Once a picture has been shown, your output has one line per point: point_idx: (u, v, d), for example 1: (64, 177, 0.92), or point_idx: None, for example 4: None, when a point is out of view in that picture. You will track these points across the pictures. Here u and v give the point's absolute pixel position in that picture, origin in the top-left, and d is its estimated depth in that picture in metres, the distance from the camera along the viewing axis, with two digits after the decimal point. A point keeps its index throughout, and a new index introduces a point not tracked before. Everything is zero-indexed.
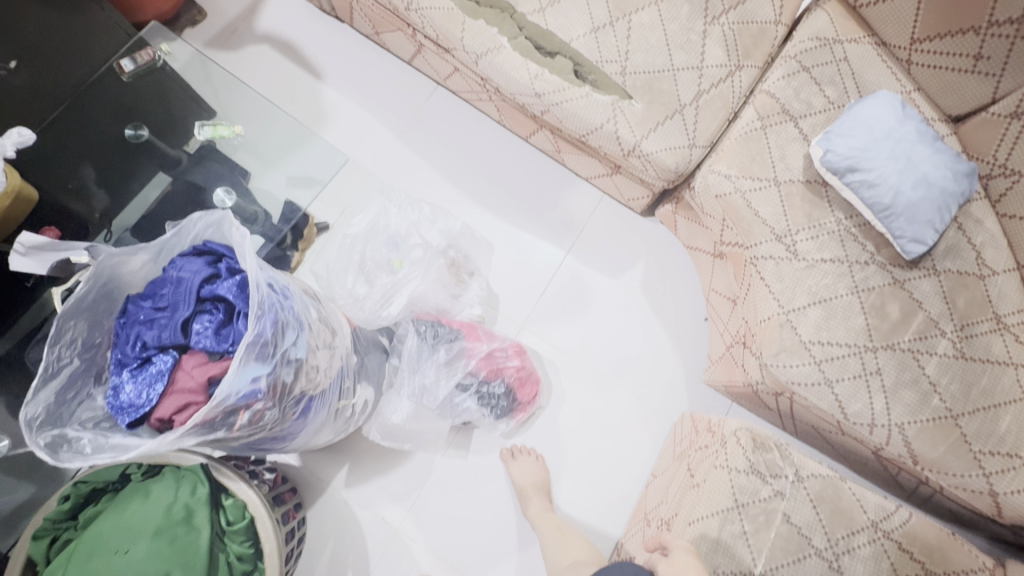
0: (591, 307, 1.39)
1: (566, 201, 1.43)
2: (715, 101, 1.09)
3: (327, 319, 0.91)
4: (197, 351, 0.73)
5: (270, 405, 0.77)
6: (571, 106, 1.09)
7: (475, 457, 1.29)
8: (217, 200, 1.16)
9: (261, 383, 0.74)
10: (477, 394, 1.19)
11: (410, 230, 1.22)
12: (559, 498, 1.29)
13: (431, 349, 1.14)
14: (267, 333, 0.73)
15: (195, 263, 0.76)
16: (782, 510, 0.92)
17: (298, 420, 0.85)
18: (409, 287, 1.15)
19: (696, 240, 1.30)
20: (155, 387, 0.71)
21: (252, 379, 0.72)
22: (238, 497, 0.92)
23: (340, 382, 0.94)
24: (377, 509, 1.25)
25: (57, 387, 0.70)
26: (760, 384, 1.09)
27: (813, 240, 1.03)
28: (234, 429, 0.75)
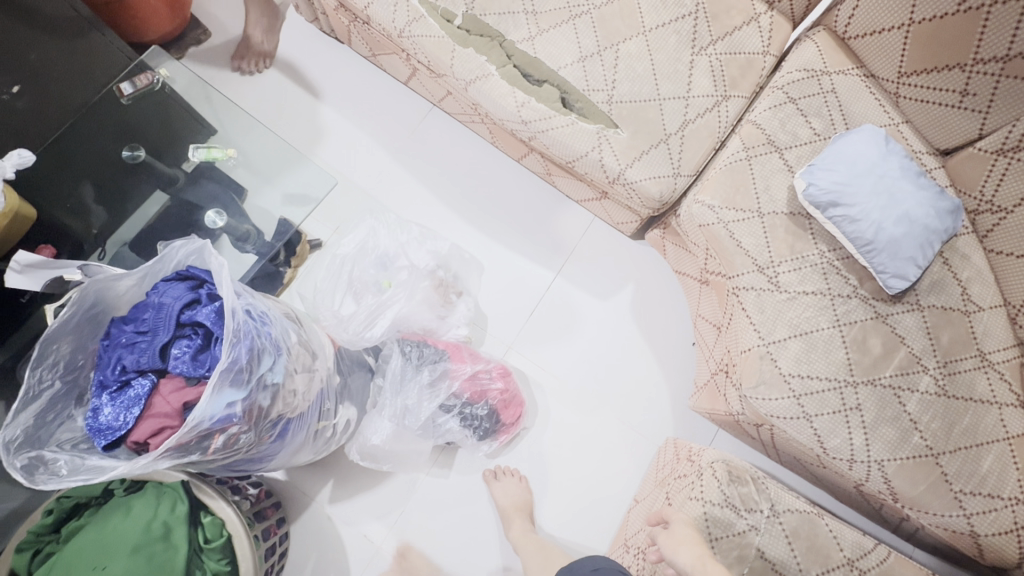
0: (579, 329, 1.40)
1: (556, 222, 1.44)
2: (701, 130, 1.10)
3: (308, 343, 0.93)
4: (175, 376, 0.75)
5: (245, 428, 0.78)
6: (557, 134, 1.10)
7: (459, 476, 1.30)
8: (208, 221, 1.20)
9: (236, 407, 0.76)
10: (460, 415, 1.19)
11: (399, 251, 1.24)
12: (542, 521, 1.29)
13: (415, 369, 1.15)
14: (243, 359, 0.75)
15: (176, 288, 0.79)
16: (756, 545, 0.92)
17: (276, 442, 0.87)
18: (394, 308, 1.16)
19: (684, 266, 1.30)
20: (132, 410, 0.73)
21: (228, 404, 0.74)
22: (217, 515, 0.93)
23: (320, 403, 0.96)
24: (360, 526, 1.26)
25: (37, 409, 0.72)
26: (741, 414, 1.08)
27: (796, 272, 1.03)
28: (209, 452, 0.76)
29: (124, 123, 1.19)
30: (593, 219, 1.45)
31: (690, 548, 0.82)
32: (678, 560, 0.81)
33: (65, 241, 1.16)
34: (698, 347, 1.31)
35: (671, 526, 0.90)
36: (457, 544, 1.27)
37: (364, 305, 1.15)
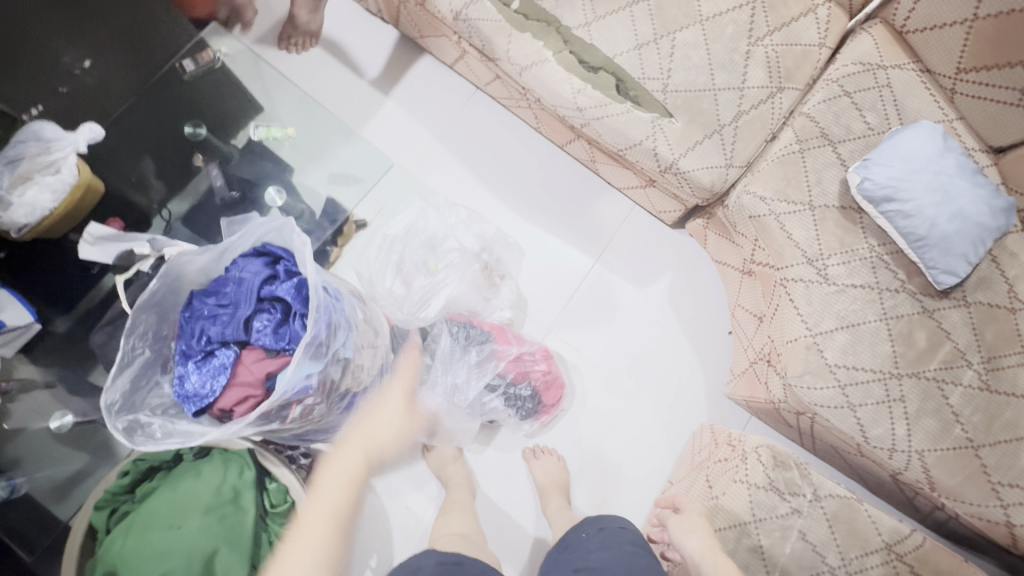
0: (617, 314, 1.42)
1: (598, 209, 1.46)
2: (755, 122, 1.11)
3: (372, 321, 0.97)
4: (257, 347, 0.79)
5: (319, 400, 0.82)
6: (612, 122, 1.11)
7: (498, 454, 1.35)
8: (268, 198, 1.25)
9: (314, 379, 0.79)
10: (504, 395, 1.23)
11: (447, 234, 1.26)
12: (577, 500, 1.33)
13: (463, 349, 1.18)
14: (322, 334, 0.78)
15: (255, 264, 0.82)
16: (798, 527, 0.96)
17: (342, 414, 0.91)
18: (445, 290, 1.21)
19: (725, 256, 1.32)
20: (218, 379, 0.77)
21: (307, 375, 0.78)
22: (281, 482, 0.98)
23: (380, 379, 0.99)
24: (402, 498, 1.31)
25: (131, 374, 0.75)
26: (783, 402, 1.11)
27: (845, 265, 1.05)
28: (287, 421, 0.80)
29: (183, 100, 1.21)
30: (634, 207, 1.46)
31: (700, 536, 0.90)
32: (687, 545, 0.90)
33: (131, 213, 1.20)
34: (735, 337, 1.34)
35: (682, 513, 0.97)
36: (496, 517, 1.32)
37: (415, 283, 1.20)
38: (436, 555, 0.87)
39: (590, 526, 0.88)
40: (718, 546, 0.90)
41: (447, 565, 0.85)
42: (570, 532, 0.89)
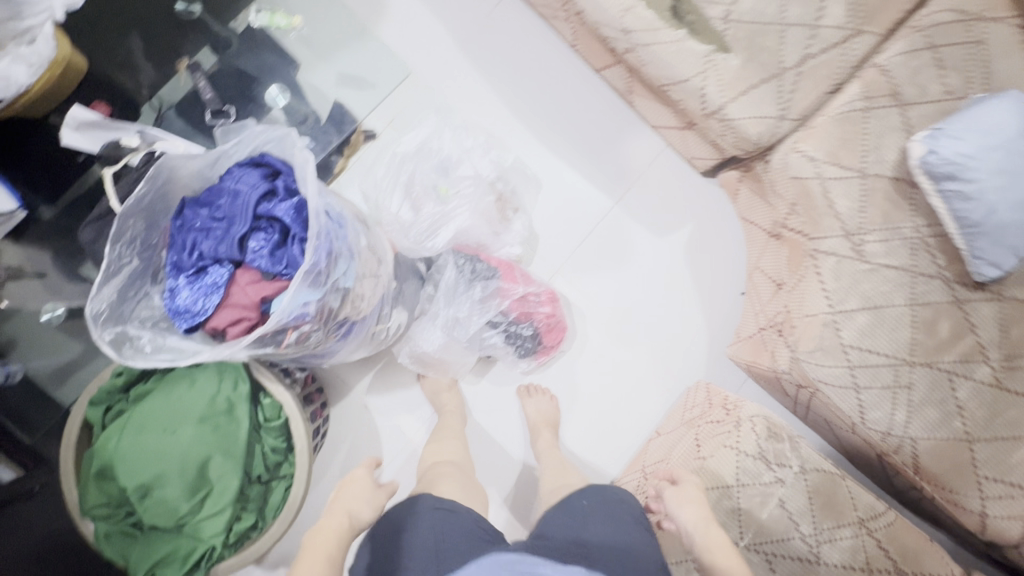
0: (630, 261, 1.37)
1: (628, 148, 1.36)
2: (820, 69, 0.99)
3: (374, 249, 0.91)
4: (252, 268, 0.73)
5: (316, 327, 0.79)
6: (660, 51, 1.00)
7: (493, 386, 1.36)
8: (270, 97, 1.18)
9: (310, 306, 0.76)
10: (505, 332, 1.19)
11: (461, 157, 1.18)
12: (564, 435, 1.35)
13: (467, 284, 1.14)
14: (321, 263, 0.74)
15: (252, 176, 0.75)
16: (778, 495, 0.97)
17: (340, 341, 0.88)
18: (457, 221, 1.13)
19: (754, 214, 1.24)
20: (210, 298, 0.72)
21: (303, 302, 0.74)
22: (276, 398, 0.98)
23: (380, 308, 0.96)
24: (394, 417, 1.34)
25: (119, 284, 0.71)
26: (786, 374, 1.09)
27: (884, 243, 0.98)
28: (279, 344, 0.77)
29: None
30: (665, 149, 1.37)
31: (693, 507, 0.89)
32: (681, 514, 0.89)
33: (115, 98, 1.10)
34: (748, 300, 1.29)
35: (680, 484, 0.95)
36: (484, 444, 1.36)
37: (424, 215, 1.11)
38: (431, 500, 0.86)
39: (591, 497, 0.88)
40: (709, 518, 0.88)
41: (443, 511, 0.84)
42: (571, 496, 0.89)
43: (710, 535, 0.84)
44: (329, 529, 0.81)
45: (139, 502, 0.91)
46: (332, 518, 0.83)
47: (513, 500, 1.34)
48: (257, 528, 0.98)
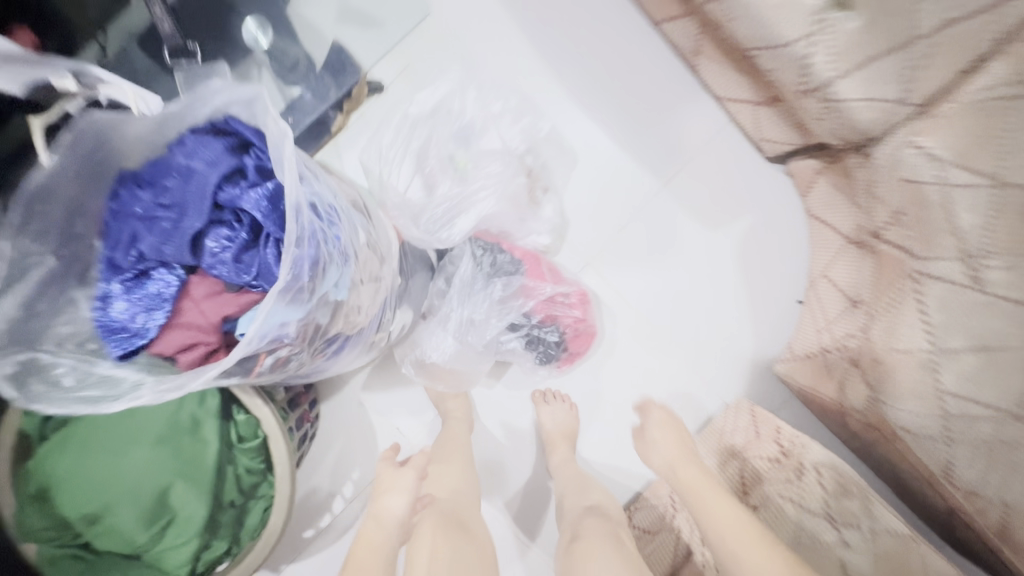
0: (673, 257, 1.18)
1: (681, 123, 1.15)
2: (961, 37, 0.72)
3: (375, 245, 0.72)
4: (210, 277, 0.56)
5: (297, 349, 0.61)
6: (758, 3, 0.78)
7: (506, 390, 1.22)
8: (247, 35, 0.94)
9: (289, 326, 0.57)
10: (526, 336, 1.02)
11: (486, 123, 1.01)
12: (582, 447, 1.21)
13: (485, 280, 0.96)
14: (305, 274, 0.55)
15: (212, 150, 0.55)
16: (843, 557, 0.82)
17: (329, 360, 0.71)
18: (479, 207, 0.92)
19: (833, 214, 1.04)
20: (154, 314, 0.55)
21: (280, 324, 0.56)
22: (251, 415, 0.80)
23: (381, 314, 0.78)
24: (392, 418, 1.19)
25: (27, 290, 0.52)
26: (858, 411, 0.93)
27: (1014, 270, 0.72)
28: (248, 371, 0.59)
29: None
30: (727, 125, 1.16)
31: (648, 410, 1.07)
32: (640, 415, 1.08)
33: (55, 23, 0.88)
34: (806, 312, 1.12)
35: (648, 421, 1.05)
36: (491, 452, 1.21)
37: (440, 199, 0.91)
38: None
39: None
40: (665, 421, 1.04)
41: None
42: None
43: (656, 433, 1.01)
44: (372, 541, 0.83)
45: (86, 529, 0.77)
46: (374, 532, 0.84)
47: (518, 516, 1.20)
48: (231, 555, 0.83)
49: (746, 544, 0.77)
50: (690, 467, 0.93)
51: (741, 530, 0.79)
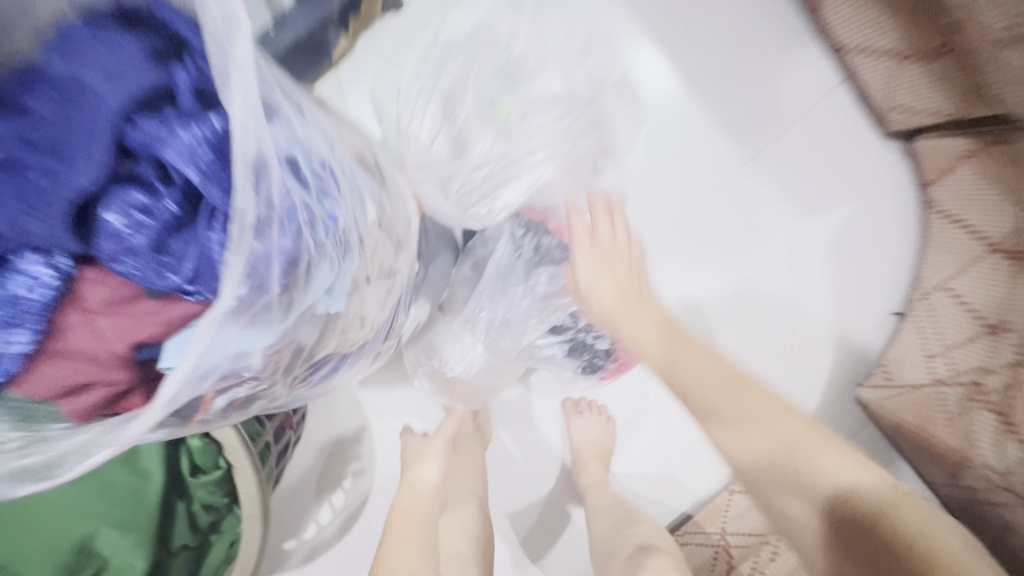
0: (750, 248, 0.95)
1: (780, 80, 0.89)
2: None
3: (389, 225, 0.49)
4: (114, 274, 0.34)
5: (263, 381, 0.40)
6: None
7: (531, 396, 1.02)
8: None
9: (252, 358, 0.36)
10: (571, 342, 0.81)
11: (539, 61, 0.72)
12: (616, 466, 1.02)
13: (526, 269, 0.75)
14: (276, 279, 0.32)
15: (113, 56, 0.32)
16: None
17: (317, 385, 0.49)
18: (534, 175, 0.70)
19: (977, 213, 0.81)
20: (13, 334, 0.32)
21: (234, 357, 0.34)
22: (212, 439, 0.60)
23: (393, 317, 0.56)
24: (393, 420, 1.01)
25: None
26: (994, 469, 0.74)
27: None
28: (189, 420, 0.38)
29: None
30: (836, 87, 0.90)
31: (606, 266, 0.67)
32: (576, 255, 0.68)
33: None
34: (906, 332, 0.92)
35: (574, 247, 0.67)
36: (507, 468, 1.01)
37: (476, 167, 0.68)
38: None
39: None
40: (611, 264, 0.67)
41: None
42: None
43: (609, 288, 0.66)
44: (411, 511, 0.72)
45: None
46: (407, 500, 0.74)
47: (531, 544, 1.01)
48: None
49: (736, 410, 0.57)
50: (630, 301, 0.66)
51: (722, 395, 0.58)
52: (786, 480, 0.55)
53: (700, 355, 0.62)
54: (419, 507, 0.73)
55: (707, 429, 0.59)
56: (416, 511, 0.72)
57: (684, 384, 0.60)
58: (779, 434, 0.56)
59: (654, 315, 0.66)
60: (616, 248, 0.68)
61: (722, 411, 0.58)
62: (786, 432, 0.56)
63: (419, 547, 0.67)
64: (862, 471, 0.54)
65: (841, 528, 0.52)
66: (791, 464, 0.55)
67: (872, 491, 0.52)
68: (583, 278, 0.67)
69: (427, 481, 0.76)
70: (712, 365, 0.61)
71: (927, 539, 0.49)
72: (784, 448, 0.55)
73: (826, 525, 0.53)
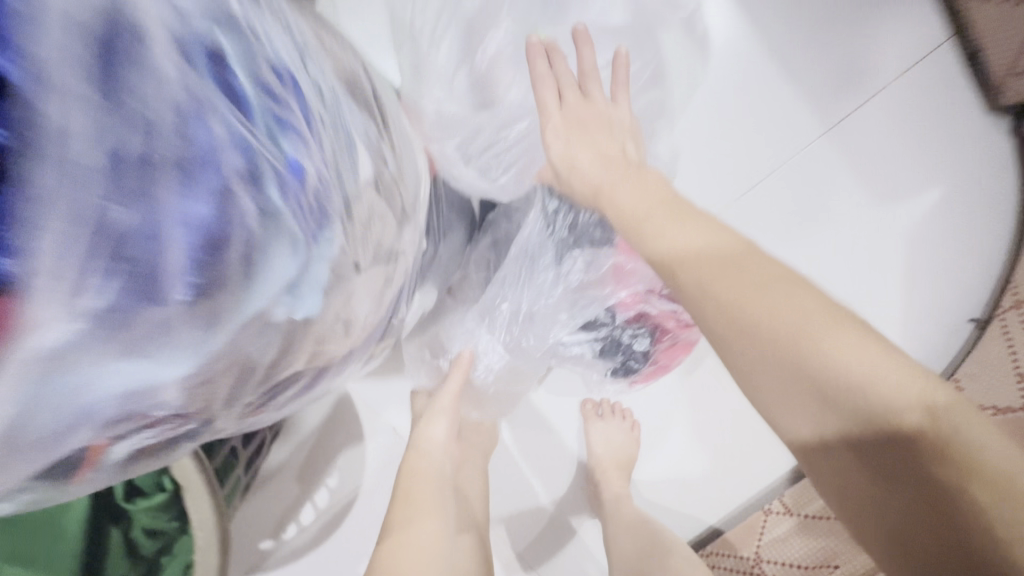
0: (814, 235, 0.82)
1: (872, 39, 0.76)
2: None
3: (390, 187, 0.34)
4: None
5: (192, 415, 0.26)
6: None
7: (546, 395, 0.89)
8: None
9: (162, 393, 0.22)
10: (604, 338, 0.69)
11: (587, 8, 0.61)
12: (640, 476, 0.90)
13: (558, 253, 0.62)
14: (182, 260, 0.19)
15: None
16: None
17: (286, 405, 0.36)
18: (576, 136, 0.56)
19: None
20: None
21: (125, 397, 0.20)
22: None
23: (393, 313, 0.42)
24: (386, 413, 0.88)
25: None
26: None
27: None
28: (68, 480, 0.24)
29: None
30: (934, 50, 0.76)
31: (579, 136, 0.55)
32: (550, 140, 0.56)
33: None
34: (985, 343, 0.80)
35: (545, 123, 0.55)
36: (513, 474, 0.89)
37: (512, 134, 0.59)
38: None
39: None
40: (587, 137, 0.55)
41: None
42: None
43: (583, 165, 0.54)
44: (424, 477, 0.58)
45: None
46: (415, 467, 0.59)
47: (535, 559, 0.89)
48: None
49: (742, 283, 0.40)
50: (614, 170, 0.53)
51: (727, 264, 0.41)
52: (789, 364, 0.37)
53: (698, 219, 0.46)
54: (425, 475, 0.58)
55: (696, 308, 0.42)
56: (426, 477, 0.58)
57: (659, 249, 0.45)
58: (774, 309, 0.38)
59: (653, 183, 0.51)
60: (599, 127, 0.56)
61: (706, 273, 0.41)
62: (810, 311, 0.38)
63: (428, 520, 0.53)
64: (901, 375, 0.35)
65: (869, 442, 0.35)
66: (800, 347, 0.37)
67: (917, 418, 0.34)
68: (558, 158, 0.55)
69: (431, 444, 0.61)
70: (716, 231, 0.45)
71: (996, 482, 0.32)
72: (789, 327, 0.37)
73: (798, 422, 0.38)
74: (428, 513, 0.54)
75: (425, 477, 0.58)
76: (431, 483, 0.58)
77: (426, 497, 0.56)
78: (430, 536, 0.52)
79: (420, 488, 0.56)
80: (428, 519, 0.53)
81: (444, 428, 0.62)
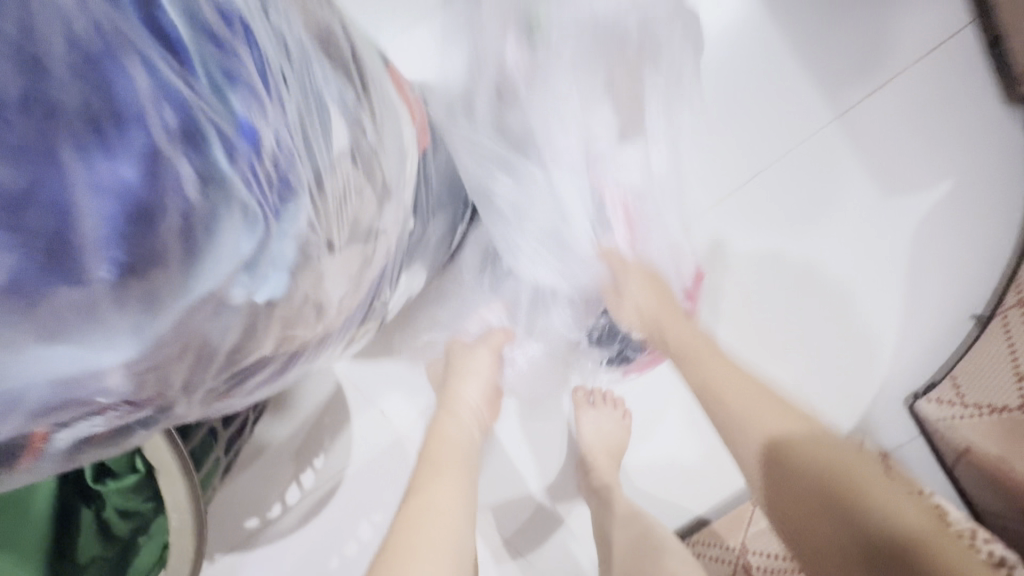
0: (819, 226, 0.79)
1: (888, 23, 0.73)
2: None
3: (369, 159, 0.32)
4: None
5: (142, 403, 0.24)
6: None
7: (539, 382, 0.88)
8: None
9: (103, 379, 0.20)
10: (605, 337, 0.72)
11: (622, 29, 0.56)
12: (630, 462, 0.89)
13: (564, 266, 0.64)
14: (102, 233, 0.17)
15: None
16: None
17: (267, 389, 0.35)
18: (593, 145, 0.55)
19: None
20: None
21: (58, 383, 0.19)
22: None
23: (376, 295, 0.40)
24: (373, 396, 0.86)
25: None
26: None
27: None
28: (9, 471, 0.22)
29: None
30: (951, 37, 0.73)
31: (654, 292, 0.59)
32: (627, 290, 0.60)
33: None
34: (982, 341, 0.78)
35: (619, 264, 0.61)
36: (502, 460, 0.88)
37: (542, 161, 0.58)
38: None
39: None
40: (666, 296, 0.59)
41: None
42: None
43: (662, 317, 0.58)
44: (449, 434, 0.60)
45: None
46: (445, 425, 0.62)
47: (521, 544, 0.89)
48: None
49: (771, 409, 0.46)
50: (674, 311, 0.58)
51: (752, 393, 0.48)
52: (816, 486, 0.42)
53: (723, 360, 0.52)
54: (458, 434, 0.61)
55: (726, 432, 0.48)
56: (456, 436, 0.60)
57: (701, 378, 0.51)
58: (805, 452, 0.43)
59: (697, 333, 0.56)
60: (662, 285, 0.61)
61: (739, 401, 0.47)
62: (838, 449, 0.43)
63: (453, 471, 0.55)
64: (917, 507, 0.40)
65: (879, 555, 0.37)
66: (841, 479, 0.41)
67: (892, 518, 0.38)
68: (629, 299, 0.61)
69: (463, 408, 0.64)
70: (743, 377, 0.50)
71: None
72: (826, 458, 0.42)
73: (820, 537, 0.41)
74: (455, 465, 0.56)
75: (456, 436, 0.60)
76: (462, 444, 0.60)
77: (455, 452, 0.58)
78: (456, 486, 0.53)
79: (451, 443, 0.59)
80: (452, 470, 0.55)
81: (478, 391, 0.67)
